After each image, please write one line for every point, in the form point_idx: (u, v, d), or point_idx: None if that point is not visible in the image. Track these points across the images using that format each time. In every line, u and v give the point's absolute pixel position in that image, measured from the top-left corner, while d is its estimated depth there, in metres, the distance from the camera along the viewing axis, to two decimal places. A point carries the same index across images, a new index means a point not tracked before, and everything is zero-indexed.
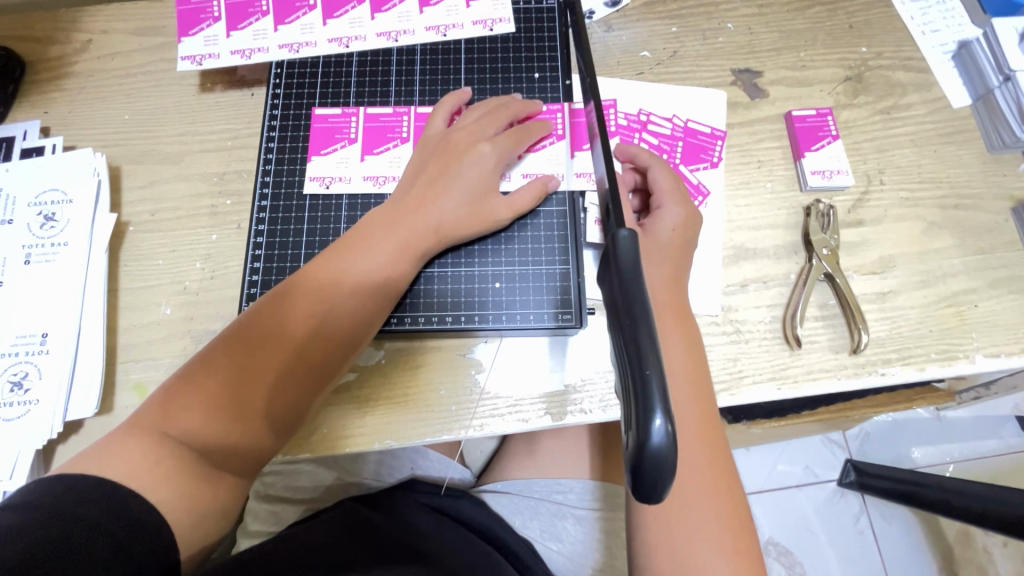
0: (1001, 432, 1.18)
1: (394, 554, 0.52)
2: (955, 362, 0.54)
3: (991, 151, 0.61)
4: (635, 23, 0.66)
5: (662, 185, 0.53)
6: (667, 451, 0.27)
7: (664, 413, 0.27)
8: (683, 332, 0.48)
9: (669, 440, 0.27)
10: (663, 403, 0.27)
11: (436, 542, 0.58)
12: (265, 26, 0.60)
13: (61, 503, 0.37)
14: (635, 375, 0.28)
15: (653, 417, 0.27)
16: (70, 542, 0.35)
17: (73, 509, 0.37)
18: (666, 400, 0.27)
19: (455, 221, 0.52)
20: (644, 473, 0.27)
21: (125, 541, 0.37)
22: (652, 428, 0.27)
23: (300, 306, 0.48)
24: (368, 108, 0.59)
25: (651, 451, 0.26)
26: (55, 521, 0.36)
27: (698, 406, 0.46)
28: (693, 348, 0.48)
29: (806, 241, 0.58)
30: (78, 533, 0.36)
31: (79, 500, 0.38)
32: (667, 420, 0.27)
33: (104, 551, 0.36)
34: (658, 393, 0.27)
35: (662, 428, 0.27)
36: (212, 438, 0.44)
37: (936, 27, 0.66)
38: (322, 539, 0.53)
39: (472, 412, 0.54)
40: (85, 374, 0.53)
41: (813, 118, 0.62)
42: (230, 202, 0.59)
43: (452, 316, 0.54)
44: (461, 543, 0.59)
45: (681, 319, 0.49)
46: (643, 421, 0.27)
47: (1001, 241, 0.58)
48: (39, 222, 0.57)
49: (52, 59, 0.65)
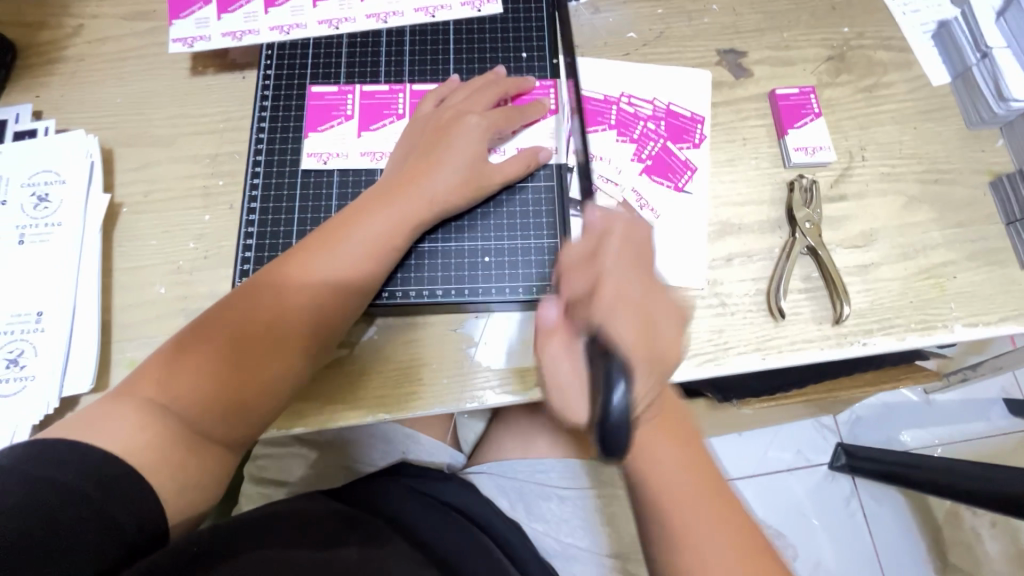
0: (988, 415, 1.20)
1: (382, 534, 0.53)
2: (933, 331, 0.56)
3: (969, 127, 0.63)
4: (621, 5, 0.67)
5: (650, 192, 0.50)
6: (625, 411, 0.35)
7: (624, 385, 0.35)
8: (684, 440, 0.46)
9: (627, 403, 0.35)
10: (623, 375, 0.35)
11: (427, 526, 0.59)
12: (256, 8, 0.61)
13: (36, 467, 0.38)
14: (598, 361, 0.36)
15: (614, 386, 0.35)
16: (41, 504, 0.36)
17: (49, 472, 0.38)
18: (626, 372, 0.35)
19: (444, 194, 0.53)
20: (608, 428, 0.34)
21: (103, 502, 0.38)
22: (614, 394, 0.34)
23: (293, 279, 0.49)
24: (364, 86, 0.60)
25: (612, 409, 0.34)
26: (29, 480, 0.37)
27: (720, 519, 0.43)
28: (692, 451, 0.46)
29: (790, 216, 0.59)
30: (53, 496, 0.37)
31: (58, 463, 0.39)
32: (627, 386, 0.35)
33: (77, 514, 0.37)
34: (620, 368, 0.36)
35: (622, 395, 0.35)
36: (198, 403, 0.45)
37: (916, 7, 0.67)
38: (315, 512, 0.54)
39: (465, 385, 0.55)
40: (80, 351, 0.53)
41: (797, 96, 0.63)
42: (222, 182, 0.60)
43: (442, 291, 0.55)
44: (451, 524, 0.60)
45: (675, 422, 0.46)
46: (607, 388, 0.35)
47: (979, 214, 0.60)
48: (32, 202, 0.57)
49: (44, 43, 0.65)
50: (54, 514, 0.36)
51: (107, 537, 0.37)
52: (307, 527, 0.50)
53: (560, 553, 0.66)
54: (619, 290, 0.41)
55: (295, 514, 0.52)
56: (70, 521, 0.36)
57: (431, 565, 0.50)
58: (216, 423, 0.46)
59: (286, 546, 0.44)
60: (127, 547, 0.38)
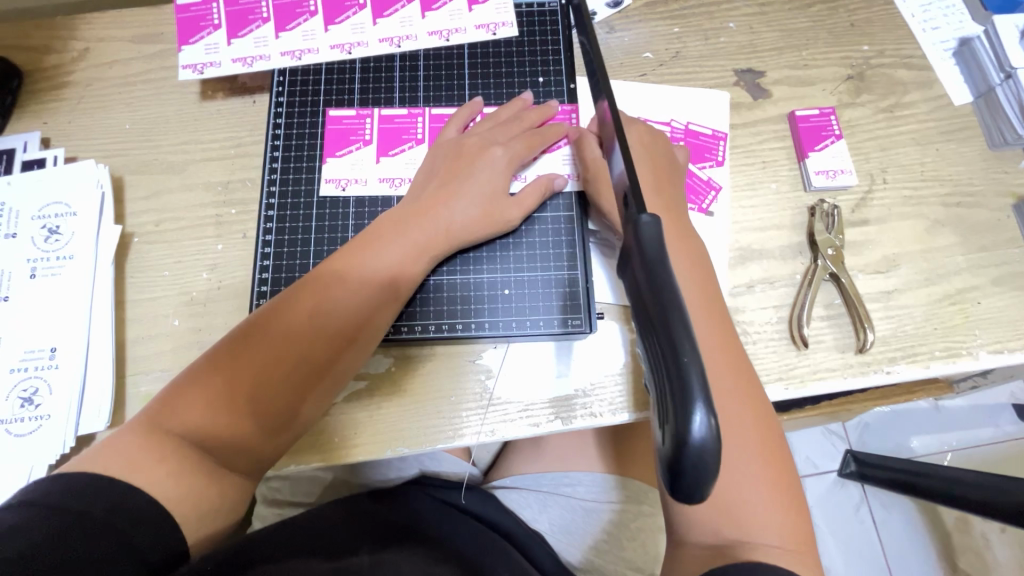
0: (998, 420, 1.19)
1: (397, 541, 0.54)
2: (959, 359, 0.55)
3: (992, 148, 0.62)
4: (637, 24, 0.66)
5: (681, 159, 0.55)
6: (710, 446, 0.24)
7: (705, 407, 0.24)
8: (726, 346, 0.45)
9: (712, 435, 0.24)
10: (704, 395, 0.24)
11: (440, 528, 0.59)
12: (266, 33, 0.60)
13: (64, 500, 0.38)
14: (669, 362, 0.25)
15: (693, 413, 0.24)
16: (72, 540, 0.36)
17: (76, 505, 0.38)
18: (707, 393, 0.24)
19: (465, 225, 0.52)
20: (685, 469, 0.24)
21: (127, 536, 0.38)
22: (693, 424, 0.24)
23: (312, 307, 0.48)
24: (383, 109, 0.59)
25: (691, 448, 0.24)
26: (57, 515, 0.37)
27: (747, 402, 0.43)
28: (734, 353, 0.45)
29: (811, 241, 0.58)
30: (81, 530, 0.37)
31: (84, 496, 0.39)
32: (709, 415, 0.24)
33: (101, 544, 0.37)
34: (698, 384, 0.24)
35: (703, 423, 0.24)
36: (218, 442, 0.44)
37: (936, 24, 0.66)
38: (332, 526, 0.55)
39: (482, 416, 0.54)
40: (96, 387, 0.53)
41: (817, 117, 0.62)
42: (235, 211, 0.59)
43: (461, 323, 0.55)
44: (464, 527, 0.61)
45: (723, 325, 0.46)
46: (682, 414, 0.24)
47: (1003, 238, 0.59)
48: (43, 235, 0.57)
49: (50, 69, 0.64)
50: (80, 547, 0.36)
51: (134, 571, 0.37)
52: (324, 541, 0.50)
53: (586, 564, 0.65)
54: (687, 246, 0.48)
55: (312, 529, 0.53)
56: (98, 555, 0.36)
57: (449, 566, 0.50)
58: (235, 459, 0.45)
59: (299, 558, 0.45)
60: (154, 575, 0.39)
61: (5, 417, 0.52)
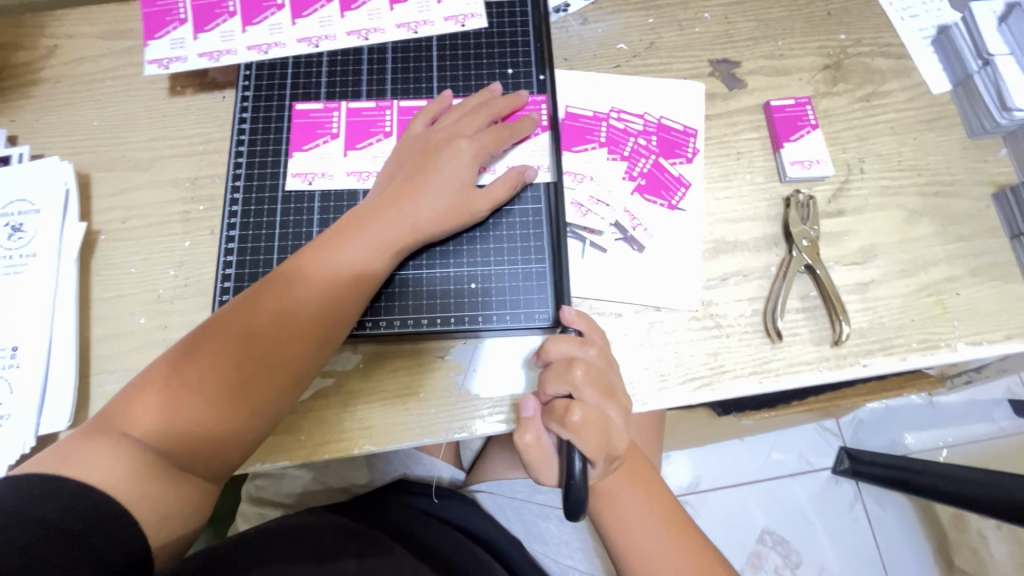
0: (993, 415, 1.18)
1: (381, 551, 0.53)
2: (937, 350, 0.54)
3: (971, 136, 0.61)
4: (611, 15, 0.65)
5: (596, 332, 0.50)
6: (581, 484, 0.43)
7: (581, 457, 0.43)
8: (645, 482, 0.50)
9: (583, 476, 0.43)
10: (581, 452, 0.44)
11: (426, 541, 0.58)
12: (233, 27, 0.59)
13: (12, 503, 0.36)
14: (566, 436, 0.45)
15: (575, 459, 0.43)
16: (20, 543, 0.34)
17: (25, 509, 0.36)
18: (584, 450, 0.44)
19: (431, 218, 0.51)
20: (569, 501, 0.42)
21: (82, 537, 0.37)
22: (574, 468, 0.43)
23: (276, 306, 0.47)
24: (350, 102, 0.58)
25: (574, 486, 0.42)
26: (5, 519, 0.35)
27: (650, 512, 0.49)
28: (653, 486, 0.50)
29: (786, 233, 0.57)
30: (31, 534, 0.35)
31: (32, 499, 0.37)
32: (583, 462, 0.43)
33: (53, 547, 0.35)
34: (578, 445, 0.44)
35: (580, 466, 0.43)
36: (176, 441, 0.43)
37: (915, 12, 0.65)
38: (308, 539, 0.52)
39: (452, 416, 0.53)
40: (58, 386, 0.52)
41: (793, 107, 0.61)
42: (203, 207, 0.59)
43: (427, 319, 0.54)
44: (448, 541, 0.59)
45: (638, 465, 0.51)
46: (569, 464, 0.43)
47: (982, 227, 0.58)
48: (7, 233, 0.56)
49: (18, 66, 0.64)
50: (30, 552, 0.35)
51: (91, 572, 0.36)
52: (300, 552, 0.48)
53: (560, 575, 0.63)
54: (588, 411, 0.44)
55: (283, 543, 0.50)
56: (53, 559, 0.35)
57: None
58: (192, 459, 0.44)
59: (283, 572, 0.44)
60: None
61: None
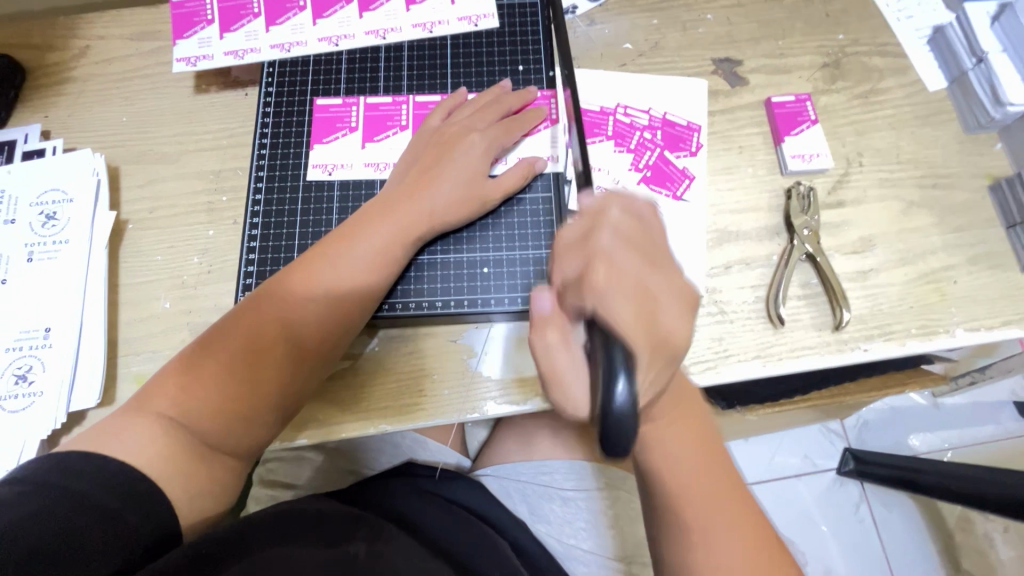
0: (998, 417, 1.18)
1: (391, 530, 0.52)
2: (935, 336, 0.56)
3: (967, 131, 0.63)
4: (617, 17, 0.67)
5: (626, 233, 0.39)
6: (627, 411, 0.30)
7: (627, 377, 0.30)
8: (687, 407, 0.45)
9: (630, 402, 0.30)
10: (625, 366, 0.30)
11: (434, 526, 0.58)
12: (257, 27, 0.62)
13: (52, 478, 0.39)
14: (602, 345, 0.32)
15: (617, 379, 0.30)
16: (56, 514, 0.37)
17: (62, 484, 0.39)
18: (630, 366, 0.31)
19: (446, 207, 0.54)
20: (609, 432, 0.30)
21: (113, 509, 0.39)
22: (615, 391, 0.30)
23: (302, 290, 0.50)
24: (368, 97, 0.61)
25: (614, 411, 0.29)
26: (43, 493, 0.37)
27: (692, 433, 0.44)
28: (698, 420, 0.45)
29: (788, 223, 0.59)
30: (66, 506, 0.37)
31: (69, 474, 0.39)
32: (630, 383, 0.30)
33: (86, 517, 0.37)
34: (622, 360, 0.31)
35: (625, 390, 0.30)
36: (207, 420, 0.45)
37: (911, 13, 0.67)
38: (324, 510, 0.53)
39: (466, 397, 0.55)
40: (88, 367, 0.54)
41: (793, 103, 0.63)
42: (226, 198, 0.61)
43: (442, 302, 0.56)
44: (456, 522, 0.60)
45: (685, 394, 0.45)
46: (607, 383, 0.30)
47: (979, 218, 0.60)
48: (41, 221, 0.59)
49: (53, 65, 0.67)
50: (66, 522, 0.37)
51: (120, 543, 0.38)
52: (316, 521, 0.48)
53: (566, 554, 0.65)
54: (615, 272, 0.37)
55: (303, 511, 0.50)
56: (86, 529, 0.37)
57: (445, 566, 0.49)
58: (221, 438, 0.46)
59: (290, 544, 0.42)
60: (139, 544, 0.39)
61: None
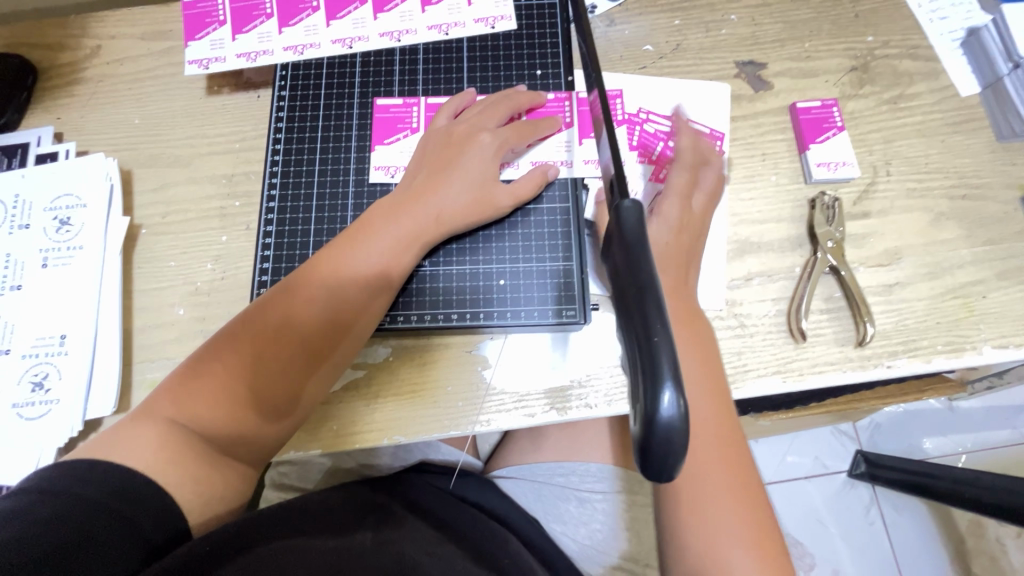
0: (1016, 422, 1.16)
1: (404, 522, 0.51)
2: (962, 353, 0.54)
3: (1000, 139, 0.60)
4: (638, 17, 0.65)
5: (672, 189, 0.53)
6: (677, 424, 0.26)
7: (674, 389, 0.26)
8: (706, 355, 0.47)
9: (680, 415, 0.26)
10: (673, 376, 0.27)
11: (445, 516, 0.57)
12: (270, 28, 0.61)
13: (68, 484, 0.38)
14: (641, 341, 0.28)
15: (662, 392, 0.26)
16: (70, 518, 0.36)
17: (76, 488, 0.38)
18: (677, 374, 0.27)
19: (457, 210, 0.52)
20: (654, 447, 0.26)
21: (125, 515, 0.39)
22: (661, 403, 0.26)
23: (306, 293, 0.49)
24: (428, 98, 0.60)
25: (660, 424, 0.26)
26: (57, 499, 0.37)
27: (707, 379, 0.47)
28: (713, 367, 0.47)
29: (811, 234, 0.58)
30: (79, 510, 0.37)
31: (83, 479, 0.39)
32: (678, 395, 0.26)
33: (101, 523, 0.37)
34: (668, 367, 0.27)
35: (672, 403, 0.26)
36: (220, 427, 0.45)
37: (944, 14, 0.65)
38: (334, 499, 0.52)
39: (479, 407, 0.55)
40: (103, 373, 0.54)
41: (819, 109, 0.61)
42: (239, 203, 0.60)
43: (456, 314, 0.55)
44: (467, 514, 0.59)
45: (706, 342, 0.48)
46: (652, 395, 0.26)
47: (1010, 231, 0.58)
48: (55, 226, 0.58)
49: (64, 65, 0.66)
50: (80, 527, 0.36)
51: (134, 549, 0.38)
52: (330, 516, 0.48)
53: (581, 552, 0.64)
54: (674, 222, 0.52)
55: (312, 502, 0.50)
56: (100, 533, 0.37)
57: (457, 552, 0.49)
58: (231, 445, 0.46)
59: (304, 536, 0.42)
60: (155, 555, 0.39)
61: (16, 401, 0.54)
